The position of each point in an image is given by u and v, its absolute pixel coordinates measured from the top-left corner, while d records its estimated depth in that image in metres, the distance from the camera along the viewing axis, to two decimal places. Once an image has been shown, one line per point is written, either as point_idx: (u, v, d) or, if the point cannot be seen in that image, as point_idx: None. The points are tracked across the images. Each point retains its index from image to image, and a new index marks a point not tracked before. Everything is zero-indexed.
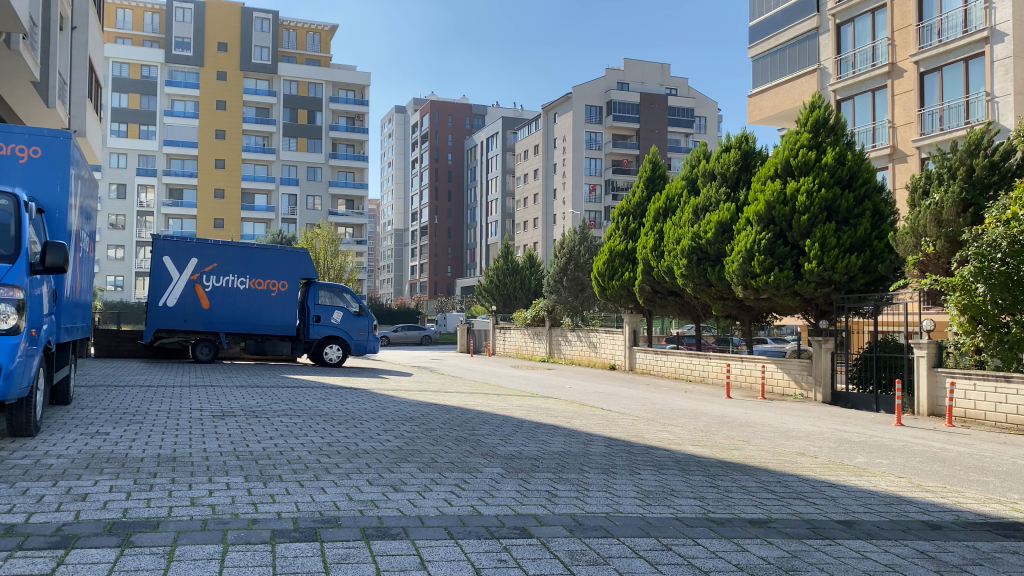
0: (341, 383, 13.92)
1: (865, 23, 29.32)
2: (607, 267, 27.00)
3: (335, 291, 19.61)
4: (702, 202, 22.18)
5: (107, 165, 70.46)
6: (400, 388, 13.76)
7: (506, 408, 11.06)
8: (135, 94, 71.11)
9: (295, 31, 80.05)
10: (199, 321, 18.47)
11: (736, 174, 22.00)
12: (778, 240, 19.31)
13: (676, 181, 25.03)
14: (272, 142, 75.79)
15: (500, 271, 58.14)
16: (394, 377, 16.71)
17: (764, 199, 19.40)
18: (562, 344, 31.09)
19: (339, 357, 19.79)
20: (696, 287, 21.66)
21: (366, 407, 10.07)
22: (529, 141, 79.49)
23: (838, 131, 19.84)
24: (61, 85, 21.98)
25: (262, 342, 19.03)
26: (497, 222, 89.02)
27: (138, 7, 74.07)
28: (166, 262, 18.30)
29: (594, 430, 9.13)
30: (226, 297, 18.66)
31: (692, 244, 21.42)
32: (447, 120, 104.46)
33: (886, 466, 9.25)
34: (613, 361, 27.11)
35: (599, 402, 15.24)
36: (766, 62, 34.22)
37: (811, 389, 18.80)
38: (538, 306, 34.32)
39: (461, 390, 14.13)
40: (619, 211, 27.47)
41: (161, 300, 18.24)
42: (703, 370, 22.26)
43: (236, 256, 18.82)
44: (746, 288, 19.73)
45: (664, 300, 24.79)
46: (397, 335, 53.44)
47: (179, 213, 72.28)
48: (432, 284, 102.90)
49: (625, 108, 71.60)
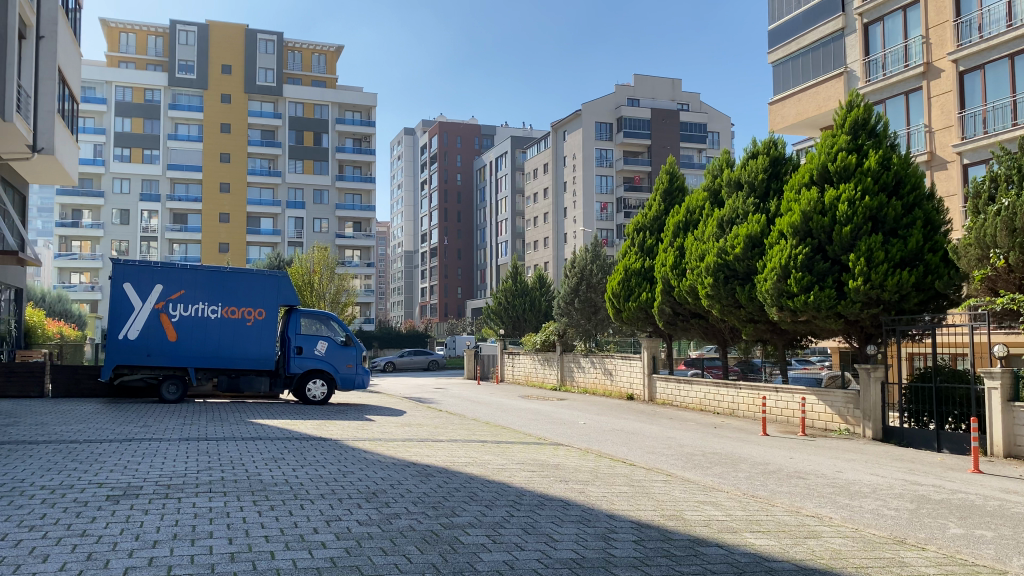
0: (314, 432, 11.72)
1: (895, 22, 27.29)
2: (622, 288, 24.78)
3: (319, 318, 17.49)
4: (728, 214, 19.97)
5: (110, 190, 69.16)
6: (380, 436, 11.54)
7: (504, 468, 8.84)
8: (139, 118, 69.97)
9: (300, 52, 78.48)
10: (165, 355, 16.37)
11: (765, 182, 19.77)
12: (817, 254, 17.15)
13: (696, 193, 22.84)
14: (277, 165, 74.25)
15: (509, 292, 56.08)
16: (381, 418, 14.55)
17: (800, 209, 17.32)
18: (574, 371, 28.85)
19: (324, 394, 17.52)
20: (724, 308, 19.46)
21: (323, 473, 7.86)
22: (539, 159, 77.75)
23: (880, 133, 17.67)
24: (21, 98, 20.21)
25: (237, 377, 16.95)
26: (507, 242, 87.06)
27: (142, 30, 73.15)
28: (126, 289, 16.22)
29: (617, 505, 6.91)
30: (194, 327, 16.62)
31: (718, 261, 19.25)
32: (456, 140, 102.98)
33: (1006, 551, 6.99)
34: (631, 390, 24.86)
35: (619, 451, 13.01)
36: (788, 67, 32.14)
37: (859, 424, 16.46)
38: (548, 330, 32.08)
39: (456, 436, 11.95)
40: (634, 226, 25.29)
41: (122, 332, 16.12)
42: (733, 402, 20.13)
43: (205, 281, 16.78)
44: (781, 309, 17.56)
45: (686, 322, 22.51)
46: (402, 361, 51.25)
47: (184, 238, 70.67)
48: (442, 306, 100.73)
49: (636, 125, 69.80)
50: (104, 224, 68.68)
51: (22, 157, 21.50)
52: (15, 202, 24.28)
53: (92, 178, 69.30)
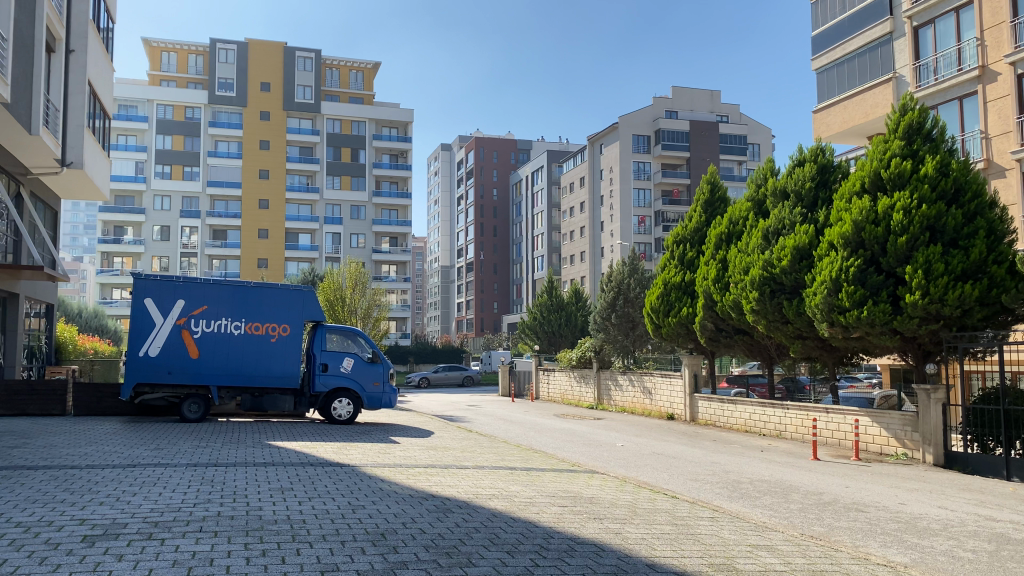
0: (334, 456, 11.01)
1: (947, 24, 26.08)
2: (661, 302, 23.82)
3: (346, 334, 16.90)
4: (773, 224, 18.98)
5: (151, 207, 69.80)
6: (401, 461, 10.78)
7: (533, 502, 8.01)
8: (179, 135, 70.69)
9: (338, 69, 78.78)
10: (187, 373, 15.84)
11: (813, 192, 18.76)
12: (870, 267, 16.10)
13: (739, 204, 21.86)
14: (315, 181, 74.48)
15: (544, 306, 55.27)
16: (407, 439, 13.83)
17: (850, 218, 16.32)
18: (611, 389, 27.92)
19: (350, 413, 16.86)
20: (770, 324, 18.45)
21: (331, 508, 7.09)
22: (575, 173, 77.07)
23: (937, 137, 16.59)
24: (49, 111, 19.96)
25: (260, 396, 16.36)
26: (543, 257, 86.35)
27: (183, 49, 74.08)
28: (148, 305, 15.75)
29: (659, 551, 6.05)
30: (217, 344, 16.10)
31: (764, 274, 18.27)
32: (492, 155, 102.85)
33: None
34: (671, 410, 23.87)
35: (659, 481, 12.09)
36: (833, 74, 31.05)
37: (919, 448, 15.31)
38: (584, 346, 31.30)
39: (485, 461, 11.16)
40: (674, 238, 24.36)
41: (143, 349, 15.65)
42: (780, 423, 19.12)
43: (229, 296, 16.28)
44: (832, 325, 16.52)
45: (729, 339, 21.54)
46: (437, 376, 50.61)
47: (223, 254, 71.06)
48: (478, 321, 100.19)
49: (674, 137, 68.79)
50: (145, 240, 69.30)
51: (51, 171, 21.28)
52: (46, 218, 24.13)
53: (134, 195, 70.00)
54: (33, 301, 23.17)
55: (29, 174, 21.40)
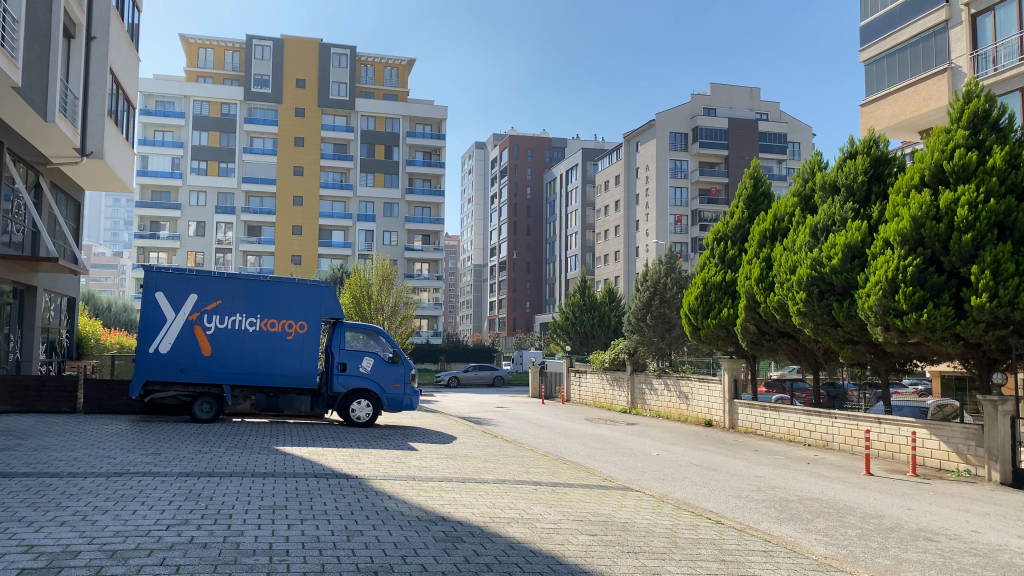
0: (343, 466, 10.09)
1: (1008, 10, 24.41)
2: (700, 303, 22.63)
3: (366, 333, 16.03)
4: (822, 220, 17.72)
5: (186, 203, 69.80)
6: (415, 472, 9.83)
7: (557, 528, 7.02)
8: (215, 131, 70.74)
9: (373, 65, 78.24)
10: (199, 371, 15.08)
11: (866, 185, 17.48)
12: (930, 266, 14.81)
13: (784, 199, 20.61)
14: (349, 178, 74.17)
15: (577, 307, 54.14)
16: (426, 446, 12.89)
17: (908, 213, 15.02)
18: (645, 393, 26.79)
19: (369, 415, 16.05)
20: (818, 327, 17.22)
21: (323, 535, 6.14)
22: (610, 172, 75.83)
23: (1005, 126, 15.22)
24: (67, 99, 19.38)
25: (275, 397, 15.56)
26: (577, 256, 85.19)
27: (219, 46, 74.20)
28: (159, 299, 15.03)
29: None
30: (230, 341, 15.32)
31: (812, 273, 17.06)
32: (526, 153, 101.95)
33: None
34: (709, 417, 22.69)
35: (698, 500, 11.01)
36: (883, 65, 29.57)
37: (983, 465, 13.97)
38: (618, 348, 30.23)
39: (507, 475, 10.17)
40: (714, 235, 23.18)
41: (153, 345, 14.92)
42: (827, 433, 17.94)
43: (244, 290, 15.50)
44: (887, 329, 15.24)
45: (773, 343, 20.32)
46: (467, 376, 49.77)
47: (257, 250, 70.86)
48: (510, 320, 99.38)
49: (712, 135, 67.28)
50: (180, 235, 69.34)
51: (71, 161, 20.77)
52: (68, 210, 23.66)
53: (170, 191, 70.09)
54: (53, 293, 22.58)
55: (48, 164, 20.88)
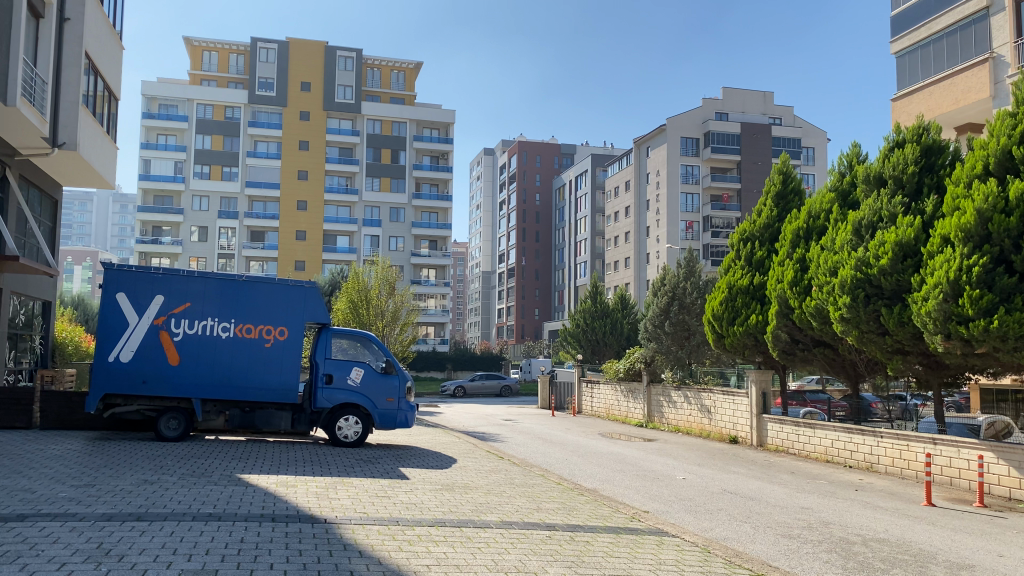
0: (314, 503, 8.23)
1: None
2: (725, 309, 20.76)
3: (354, 340, 14.24)
4: (867, 216, 15.85)
5: (189, 207, 68.15)
6: (403, 511, 8.01)
7: None
8: (218, 135, 69.02)
9: (379, 69, 76.64)
10: (166, 383, 13.34)
11: (917, 177, 15.60)
12: (1000, 266, 12.89)
13: (818, 195, 18.73)
14: (355, 183, 72.56)
15: (587, 313, 52.31)
16: (420, 473, 11.05)
17: (972, 207, 13.12)
18: (663, 406, 24.95)
19: (358, 434, 14.21)
20: (864, 336, 15.35)
21: None
22: (620, 177, 74.04)
23: None
24: (34, 84, 17.72)
25: (251, 412, 13.79)
26: (586, 263, 83.41)
27: (224, 48, 72.70)
28: (120, 300, 13.27)
29: None
30: (201, 350, 13.56)
31: (857, 274, 15.19)
32: (535, 159, 100.39)
33: None
34: (734, 433, 20.82)
35: (743, 543, 9.15)
36: (916, 57, 27.68)
37: None
38: (633, 357, 28.37)
39: (513, 514, 8.33)
40: (740, 234, 21.34)
41: (112, 353, 13.16)
42: (871, 453, 16.09)
43: (217, 291, 13.72)
44: (949, 338, 13.35)
45: (807, 352, 18.44)
46: (473, 386, 47.94)
47: (261, 256, 69.23)
48: (518, 327, 97.62)
49: (724, 139, 65.41)
50: (182, 241, 67.66)
51: (40, 153, 19.10)
52: (43, 208, 22.02)
53: (172, 195, 68.48)
54: (23, 296, 20.81)
55: (16, 156, 19.23)
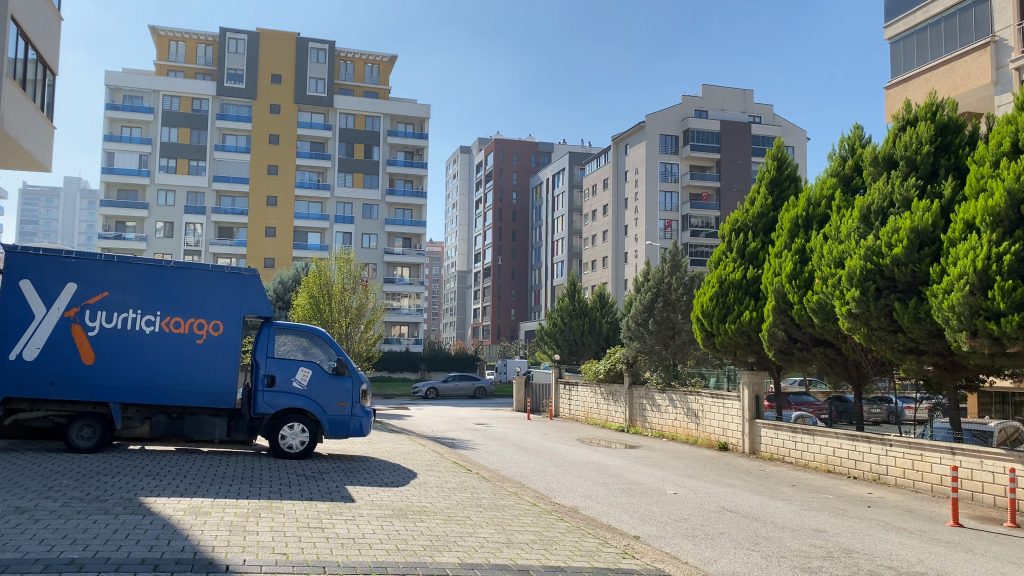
0: (222, 541, 6.42)
1: None
2: (715, 306, 19.24)
3: (300, 335, 12.46)
4: (876, 201, 14.30)
5: (154, 202, 65.66)
6: (332, 553, 6.19)
7: None
8: (185, 128, 66.64)
9: (353, 62, 74.43)
10: (79, 385, 11.49)
11: (932, 158, 14.08)
12: None
13: (818, 182, 17.21)
14: (326, 178, 70.45)
15: (565, 312, 50.73)
16: (370, 494, 9.26)
17: (1002, 187, 11.59)
18: (646, 410, 23.39)
19: (304, 444, 12.33)
20: (873, 333, 13.84)
21: None
22: (598, 175, 72.57)
23: None
24: None
25: (180, 419, 12.01)
26: (563, 262, 81.95)
27: (191, 39, 70.13)
28: (25, 288, 11.38)
29: None
30: (121, 346, 11.72)
31: (867, 265, 13.64)
32: (512, 157, 98.81)
33: None
34: (723, 439, 19.26)
35: None
36: (911, 42, 26.38)
37: None
38: (614, 357, 26.70)
39: (474, 553, 6.54)
40: (731, 225, 19.83)
41: (14, 350, 11.30)
42: (878, 463, 14.59)
43: (140, 279, 11.88)
44: (974, 336, 11.81)
45: (806, 352, 16.95)
46: (446, 387, 46.16)
47: (229, 252, 66.99)
48: (494, 327, 96.05)
49: (703, 137, 64.21)
50: (147, 237, 65.21)
51: None
52: None
53: (137, 189, 65.93)
54: None
55: None
